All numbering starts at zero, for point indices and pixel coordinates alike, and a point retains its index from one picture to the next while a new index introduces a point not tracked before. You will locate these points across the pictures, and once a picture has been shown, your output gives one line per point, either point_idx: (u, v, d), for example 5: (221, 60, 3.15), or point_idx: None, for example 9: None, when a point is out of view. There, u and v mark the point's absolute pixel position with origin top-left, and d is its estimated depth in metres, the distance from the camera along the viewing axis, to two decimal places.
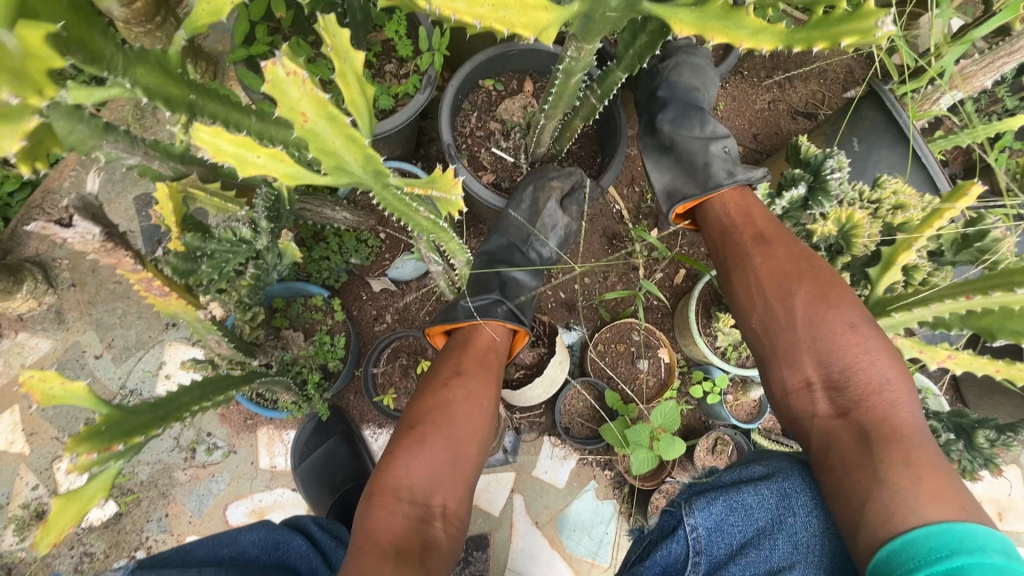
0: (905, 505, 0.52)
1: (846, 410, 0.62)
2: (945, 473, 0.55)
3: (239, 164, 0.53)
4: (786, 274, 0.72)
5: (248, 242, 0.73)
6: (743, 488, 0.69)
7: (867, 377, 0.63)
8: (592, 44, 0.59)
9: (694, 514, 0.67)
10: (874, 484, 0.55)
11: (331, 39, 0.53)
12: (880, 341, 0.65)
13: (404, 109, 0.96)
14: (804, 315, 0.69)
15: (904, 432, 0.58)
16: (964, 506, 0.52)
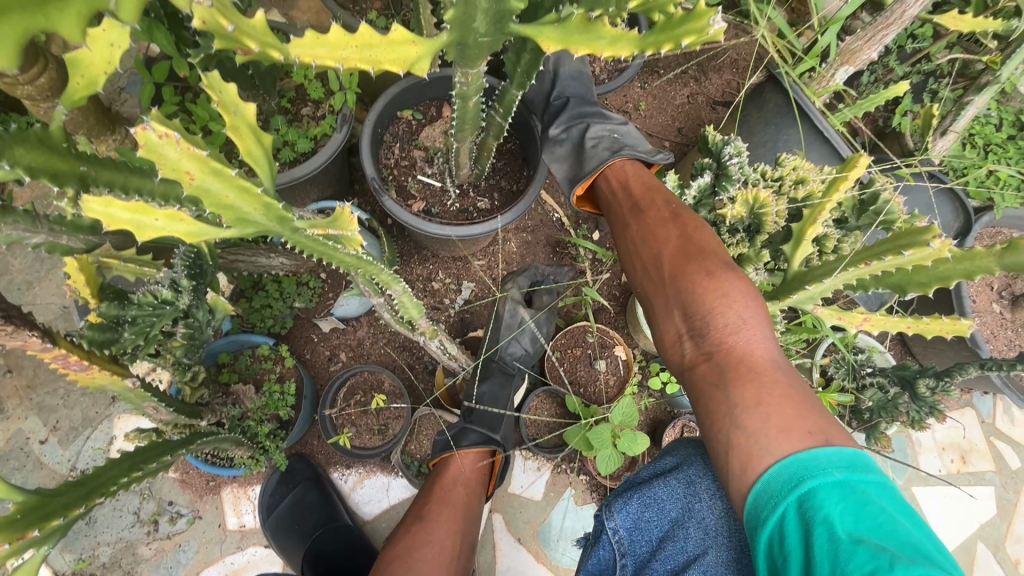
0: (756, 443, 0.52)
1: (709, 353, 0.61)
2: (802, 400, 0.54)
3: (136, 229, 0.53)
4: (651, 247, 0.73)
5: (172, 303, 0.72)
6: (655, 482, 0.74)
7: (723, 320, 0.61)
8: (476, 68, 0.62)
9: (614, 517, 0.75)
10: (727, 426, 0.55)
11: (217, 95, 0.55)
12: (736, 282, 0.64)
13: (323, 150, 0.97)
14: (670, 276, 0.69)
15: (756, 368, 0.57)
16: (812, 429, 0.52)
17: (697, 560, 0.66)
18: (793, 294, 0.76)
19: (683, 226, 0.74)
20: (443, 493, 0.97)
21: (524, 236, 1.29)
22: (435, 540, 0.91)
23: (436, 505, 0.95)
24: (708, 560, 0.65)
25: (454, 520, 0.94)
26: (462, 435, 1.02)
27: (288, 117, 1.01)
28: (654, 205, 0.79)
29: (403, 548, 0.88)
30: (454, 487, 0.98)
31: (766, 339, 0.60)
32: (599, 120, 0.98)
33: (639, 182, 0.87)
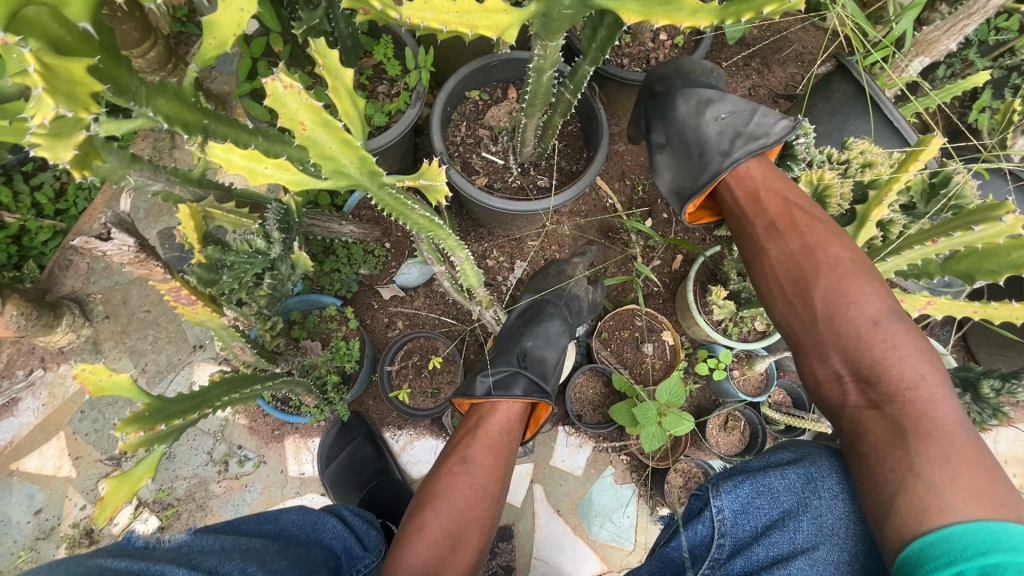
0: (938, 501, 0.52)
1: (880, 403, 0.60)
2: (990, 468, 0.54)
3: (250, 175, 0.59)
4: (802, 266, 0.69)
5: (264, 253, 0.80)
6: (771, 473, 0.74)
7: (900, 373, 0.59)
8: (555, 41, 0.66)
9: (721, 496, 0.73)
10: (904, 475, 0.54)
11: (323, 59, 0.60)
12: (909, 332, 0.62)
13: (397, 124, 1.03)
14: (825, 309, 0.66)
15: (941, 427, 0.56)
16: (1001, 501, 0.52)
17: (806, 553, 0.67)
18: None
19: (821, 242, 0.70)
20: (483, 430, 0.91)
21: (578, 219, 1.32)
22: (477, 480, 0.85)
23: (474, 441, 0.89)
24: (818, 555, 0.66)
25: (496, 459, 0.88)
26: (502, 384, 0.96)
27: (365, 94, 1.08)
28: (790, 227, 0.73)
29: (438, 485, 0.84)
30: (492, 422, 0.93)
31: (949, 398, 0.58)
32: (698, 106, 0.87)
33: (771, 183, 0.78)
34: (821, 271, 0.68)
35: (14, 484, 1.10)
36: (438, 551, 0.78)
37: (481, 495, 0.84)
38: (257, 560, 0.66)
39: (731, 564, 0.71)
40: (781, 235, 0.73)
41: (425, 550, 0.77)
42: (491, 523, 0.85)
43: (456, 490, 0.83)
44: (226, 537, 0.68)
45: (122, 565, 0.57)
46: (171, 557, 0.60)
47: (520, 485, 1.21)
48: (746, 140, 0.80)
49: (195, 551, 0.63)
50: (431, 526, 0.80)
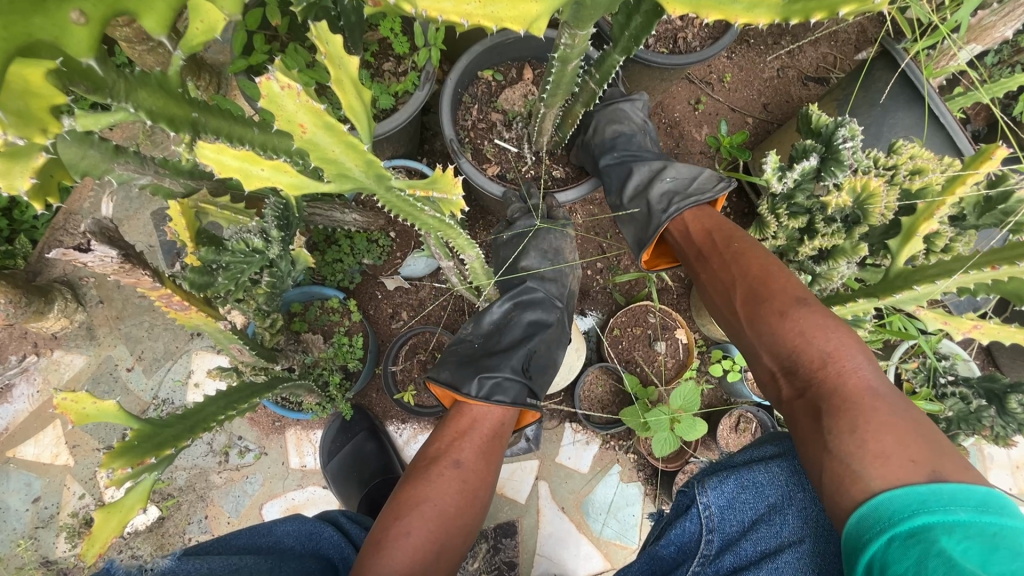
0: (851, 472, 0.49)
1: (802, 390, 0.58)
2: (916, 430, 0.50)
3: (244, 178, 0.54)
4: (724, 281, 0.72)
5: (262, 252, 0.74)
6: (754, 466, 0.70)
7: (809, 354, 0.58)
8: (585, 31, 0.59)
9: (707, 492, 0.70)
10: (822, 456, 0.52)
11: (325, 47, 0.53)
12: (824, 315, 0.60)
13: (404, 108, 0.96)
14: (746, 314, 0.68)
15: (852, 398, 0.53)
16: (917, 457, 0.48)
17: (793, 546, 0.62)
18: (896, 294, 0.69)
19: (754, 263, 0.71)
20: (478, 430, 0.83)
21: (592, 209, 1.25)
22: (468, 483, 0.77)
23: (466, 442, 0.80)
24: (805, 548, 0.62)
25: (487, 462, 0.80)
26: (501, 389, 0.86)
27: (370, 72, 1.00)
28: (717, 248, 0.76)
29: (425, 484, 0.75)
30: (485, 421, 0.84)
31: (866, 368, 0.55)
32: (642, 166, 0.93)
33: (707, 219, 0.82)
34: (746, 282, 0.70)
35: (11, 472, 1.08)
36: (422, 558, 0.69)
37: (469, 499, 0.77)
38: None
39: (721, 561, 0.66)
40: (713, 259, 0.75)
41: (404, 555, 0.68)
42: (475, 529, 0.78)
43: (444, 493, 0.75)
44: (215, 559, 0.68)
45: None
46: None
47: (525, 482, 1.19)
48: (684, 197, 0.86)
49: None
50: (417, 530, 0.71)
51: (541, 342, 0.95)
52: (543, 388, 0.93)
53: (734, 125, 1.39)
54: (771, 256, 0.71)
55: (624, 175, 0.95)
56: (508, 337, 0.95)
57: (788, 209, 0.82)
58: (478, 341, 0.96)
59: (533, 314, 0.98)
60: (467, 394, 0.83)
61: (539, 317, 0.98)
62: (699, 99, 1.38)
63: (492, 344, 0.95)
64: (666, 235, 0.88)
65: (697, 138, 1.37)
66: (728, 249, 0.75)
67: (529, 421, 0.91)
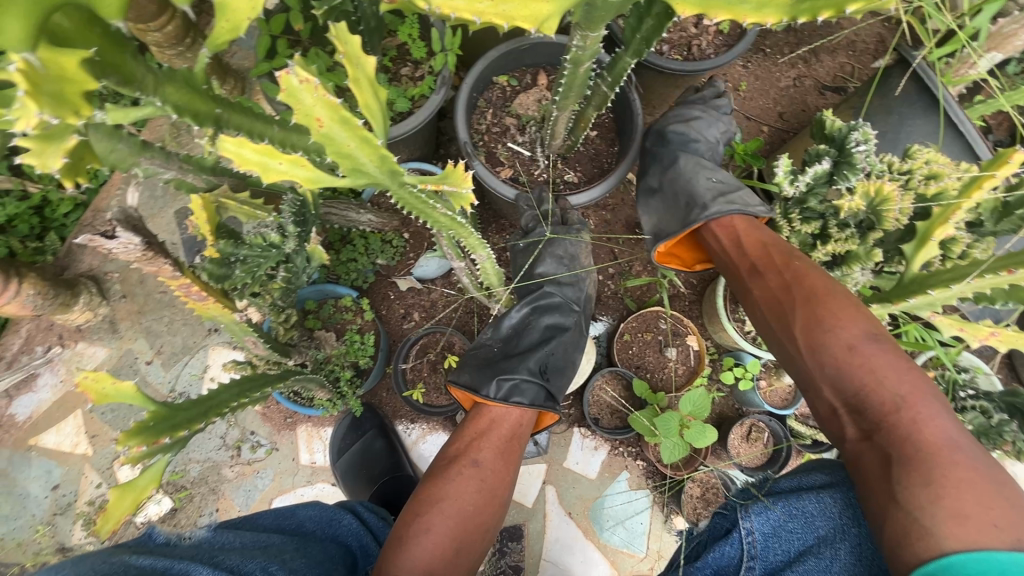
0: (920, 526, 0.48)
1: (869, 433, 0.57)
2: (994, 489, 0.49)
3: (263, 171, 0.55)
4: (781, 302, 0.71)
5: (278, 247, 0.76)
6: (804, 495, 0.67)
7: (880, 397, 0.57)
8: (597, 32, 0.60)
9: (751, 517, 0.66)
10: (889, 505, 0.52)
11: (343, 46, 0.55)
12: (896, 356, 0.59)
13: (420, 111, 0.98)
14: (806, 342, 0.66)
15: (929, 450, 0.52)
16: (998, 521, 0.47)
17: None
18: (910, 299, 0.68)
19: (807, 281, 0.70)
20: (496, 432, 0.83)
21: (604, 214, 1.25)
22: (487, 481, 0.78)
23: (484, 442, 0.82)
24: None
25: (507, 460, 0.82)
26: (519, 391, 0.86)
27: (388, 76, 1.02)
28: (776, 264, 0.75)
29: (445, 483, 0.77)
30: (503, 423, 0.85)
31: (942, 417, 0.54)
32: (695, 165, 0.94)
33: (756, 232, 0.81)
34: (807, 303, 0.68)
35: (32, 459, 1.12)
36: (442, 555, 0.70)
37: (490, 498, 0.78)
38: (277, 558, 0.65)
39: None
40: (770, 277, 0.74)
41: (427, 551, 0.69)
42: (497, 527, 0.79)
43: (464, 490, 0.76)
44: (246, 534, 0.69)
45: (149, 562, 0.56)
46: (194, 555, 0.60)
47: (533, 485, 1.18)
48: (734, 198, 0.87)
49: (216, 550, 0.64)
50: (437, 526, 0.72)
51: (559, 347, 0.96)
52: (560, 390, 0.93)
53: (749, 134, 1.39)
54: (832, 279, 0.70)
55: (672, 164, 0.95)
56: (529, 338, 0.96)
57: (801, 214, 0.81)
58: (497, 344, 0.96)
59: (551, 317, 0.98)
60: (485, 396, 0.84)
61: (557, 320, 0.98)
62: None
63: (510, 348, 0.95)
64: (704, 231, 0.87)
65: None
66: (787, 268, 0.73)
67: (548, 423, 0.92)
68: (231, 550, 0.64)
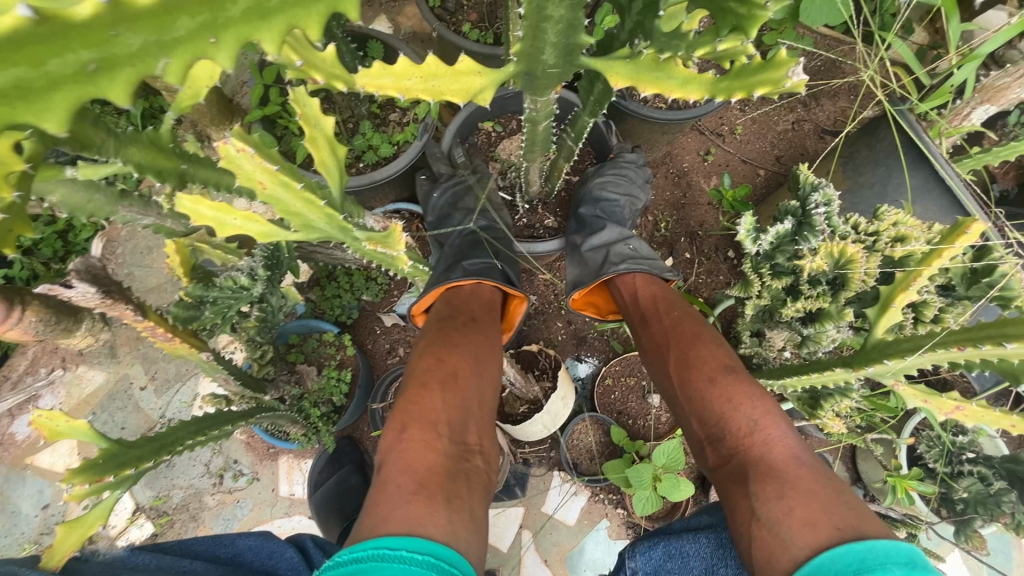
0: (778, 540, 0.46)
1: (729, 458, 0.57)
2: (845, 496, 0.48)
3: (218, 226, 0.59)
4: (661, 340, 0.72)
5: (248, 290, 0.79)
6: (685, 535, 0.72)
7: (736, 422, 0.57)
8: (544, 96, 0.61)
9: (635, 557, 0.72)
10: (751, 526, 0.50)
11: (300, 109, 0.58)
12: (749, 385, 0.61)
13: (402, 155, 1.01)
14: (676, 380, 0.67)
15: (777, 467, 0.52)
16: (843, 524, 0.45)
17: None
18: (869, 366, 0.66)
19: (682, 320, 0.72)
20: (478, 301, 0.84)
21: None
22: (491, 337, 0.78)
23: (476, 306, 0.83)
24: None
25: (494, 325, 0.82)
26: (487, 270, 0.89)
27: (376, 122, 1.06)
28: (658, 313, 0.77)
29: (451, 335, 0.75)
30: (480, 296, 0.86)
31: (787, 437, 0.55)
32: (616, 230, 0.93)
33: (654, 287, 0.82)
34: (679, 343, 0.70)
35: (27, 478, 1.16)
36: (465, 395, 0.67)
37: (490, 351, 0.77)
38: None
39: None
40: (654, 323, 0.75)
41: (438, 397, 0.65)
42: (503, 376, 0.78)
43: (475, 338, 0.76)
44: (166, 558, 0.72)
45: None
46: None
47: (508, 529, 1.17)
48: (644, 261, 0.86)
49: (127, 569, 0.68)
50: (464, 371, 0.70)
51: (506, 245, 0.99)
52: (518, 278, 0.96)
53: (745, 177, 1.38)
54: (703, 321, 0.72)
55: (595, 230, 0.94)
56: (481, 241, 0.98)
57: (772, 269, 0.80)
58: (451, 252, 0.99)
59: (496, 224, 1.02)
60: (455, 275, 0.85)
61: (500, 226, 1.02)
62: (709, 150, 1.38)
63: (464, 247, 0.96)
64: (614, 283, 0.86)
65: (705, 189, 1.36)
66: (669, 313, 0.74)
67: (520, 312, 0.93)
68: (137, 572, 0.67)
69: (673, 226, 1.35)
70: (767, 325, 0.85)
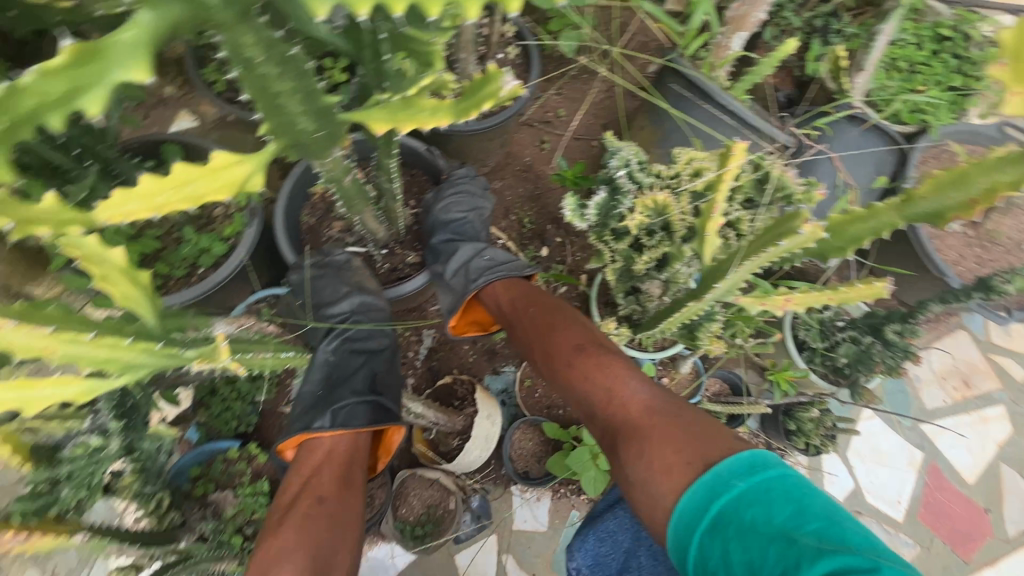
0: (655, 500, 0.50)
1: (602, 429, 0.62)
2: (685, 426, 0.54)
3: (25, 404, 0.52)
4: (525, 336, 0.77)
5: (106, 447, 0.72)
6: (605, 518, 0.85)
7: (598, 394, 0.62)
8: (331, 157, 0.63)
9: (575, 557, 0.84)
10: (630, 492, 0.54)
11: (77, 251, 0.53)
12: (599, 355, 0.66)
13: (238, 249, 0.97)
14: (547, 367, 0.72)
15: (637, 422, 0.57)
16: (694, 458, 0.50)
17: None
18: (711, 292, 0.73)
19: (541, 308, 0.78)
20: (326, 457, 0.80)
21: None
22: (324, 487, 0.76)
23: (323, 473, 0.78)
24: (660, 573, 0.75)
25: (348, 483, 0.79)
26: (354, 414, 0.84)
27: (201, 222, 1.02)
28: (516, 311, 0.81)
29: (312, 457, 0.80)
30: (337, 451, 0.81)
31: (642, 389, 0.61)
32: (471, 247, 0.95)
33: (509, 286, 0.87)
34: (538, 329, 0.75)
35: None
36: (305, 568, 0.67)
37: (342, 484, 0.78)
38: None
39: None
40: (514, 321, 0.80)
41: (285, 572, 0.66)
42: (360, 524, 0.77)
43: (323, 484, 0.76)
44: None
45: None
46: None
47: (486, 560, 1.15)
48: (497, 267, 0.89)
49: None
50: (291, 539, 0.70)
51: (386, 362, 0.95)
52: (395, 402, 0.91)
53: (582, 152, 1.46)
54: (559, 304, 0.78)
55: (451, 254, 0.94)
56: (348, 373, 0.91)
57: (610, 234, 0.86)
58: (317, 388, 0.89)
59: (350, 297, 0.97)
60: (318, 428, 0.80)
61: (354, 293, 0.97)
62: (543, 139, 1.46)
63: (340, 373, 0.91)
64: (483, 295, 0.88)
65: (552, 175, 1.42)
66: (526, 306, 0.80)
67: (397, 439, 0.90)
68: None
69: (536, 218, 1.40)
70: (633, 282, 0.92)
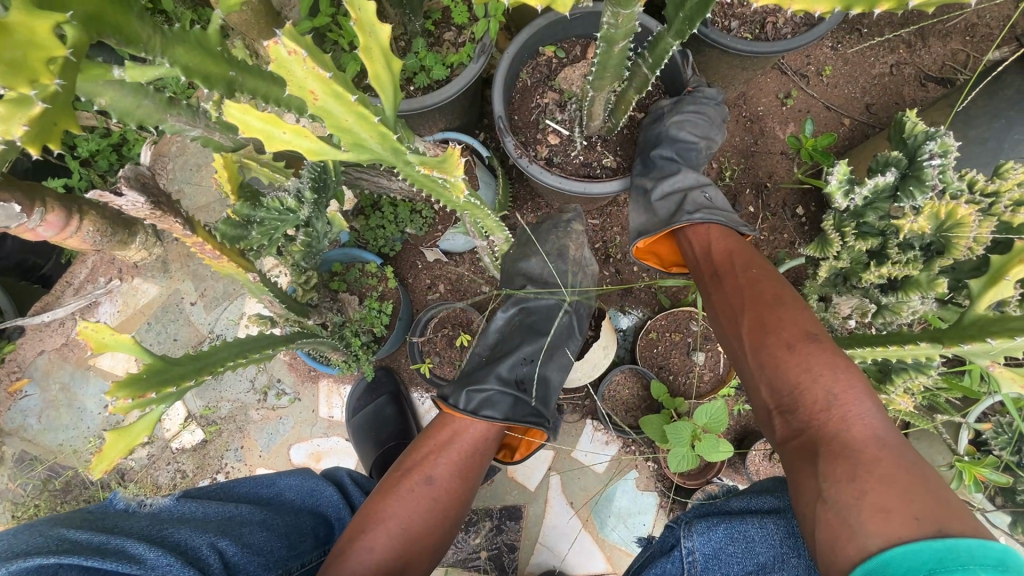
0: (847, 525, 0.48)
1: (799, 431, 0.59)
2: (914, 475, 0.49)
3: (267, 140, 0.53)
4: (735, 304, 0.73)
5: (294, 212, 0.77)
6: (747, 518, 0.65)
7: (813, 395, 0.59)
8: (631, 9, 0.56)
9: (692, 537, 0.66)
10: (816, 504, 0.52)
11: (355, 12, 0.49)
12: (827, 353, 0.61)
13: (457, 79, 0.94)
14: (752, 343, 0.68)
15: (854, 446, 0.53)
16: (921, 514, 0.46)
17: None
18: (964, 343, 0.59)
19: (767, 283, 0.72)
20: (457, 445, 0.83)
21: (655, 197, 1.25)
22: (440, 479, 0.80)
23: (443, 456, 0.82)
24: None
25: (462, 479, 0.82)
26: (490, 403, 0.85)
27: (430, 40, 1.01)
28: (735, 271, 0.76)
29: (439, 435, 0.84)
30: (466, 435, 0.84)
31: (870, 413, 0.56)
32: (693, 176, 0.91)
33: (728, 240, 0.82)
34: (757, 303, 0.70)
35: (90, 377, 1.22)
36: (401, 538, 0.73)
37: (457, 484, 0.81)
38: (231, 531, 0.73)
39: None
40: (728, 281, 0.76)
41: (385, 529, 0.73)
42: (459, 512, 0.82)
43: (443, 474, 0.80)
44: (211, 505, 0.78)
45: (84, 536, 0.62)
46: (142, 527, 0.68)
47: (536, 469, 1.18)
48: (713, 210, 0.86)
49: (170, 520, 0.72)
50: (399, 512, 0.75)
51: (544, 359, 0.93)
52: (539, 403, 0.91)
53: (828, 126, 1.23)
54: (785, 284, 0.72)
55: (668, 175, 0.92)
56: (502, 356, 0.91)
57: (857, 229, 0.78)
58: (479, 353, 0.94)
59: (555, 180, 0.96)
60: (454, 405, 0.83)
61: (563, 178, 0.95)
62: (790, 92, 1.23)
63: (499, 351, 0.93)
64: (685, 242, 0.88)
65: (780, 137, 1.22)
66: (747, 272, 0.75)
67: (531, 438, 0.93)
68: (187, 521, 0.72)
69: (738, 175, 1.22)
70: (839, 289, 0.83)
